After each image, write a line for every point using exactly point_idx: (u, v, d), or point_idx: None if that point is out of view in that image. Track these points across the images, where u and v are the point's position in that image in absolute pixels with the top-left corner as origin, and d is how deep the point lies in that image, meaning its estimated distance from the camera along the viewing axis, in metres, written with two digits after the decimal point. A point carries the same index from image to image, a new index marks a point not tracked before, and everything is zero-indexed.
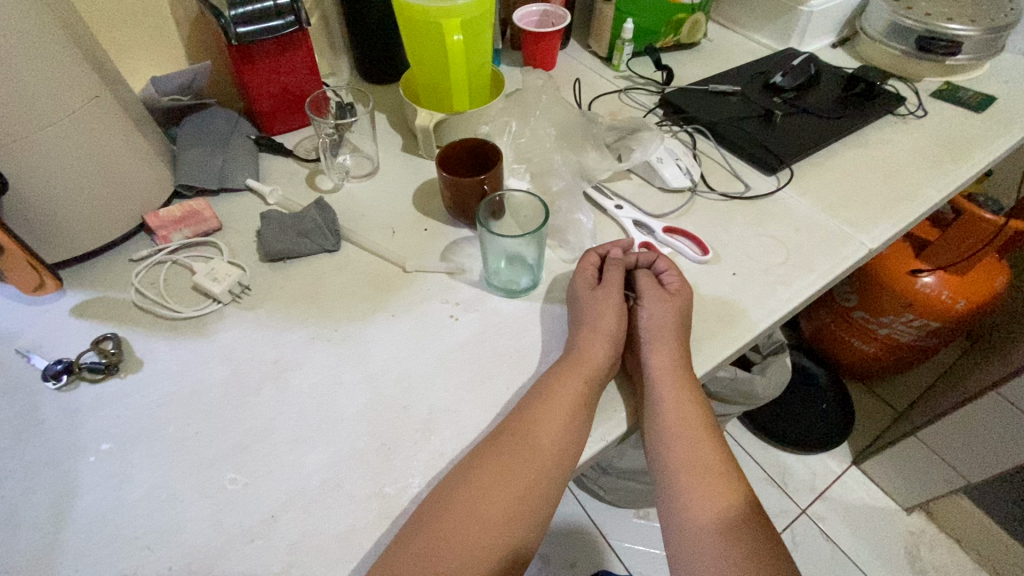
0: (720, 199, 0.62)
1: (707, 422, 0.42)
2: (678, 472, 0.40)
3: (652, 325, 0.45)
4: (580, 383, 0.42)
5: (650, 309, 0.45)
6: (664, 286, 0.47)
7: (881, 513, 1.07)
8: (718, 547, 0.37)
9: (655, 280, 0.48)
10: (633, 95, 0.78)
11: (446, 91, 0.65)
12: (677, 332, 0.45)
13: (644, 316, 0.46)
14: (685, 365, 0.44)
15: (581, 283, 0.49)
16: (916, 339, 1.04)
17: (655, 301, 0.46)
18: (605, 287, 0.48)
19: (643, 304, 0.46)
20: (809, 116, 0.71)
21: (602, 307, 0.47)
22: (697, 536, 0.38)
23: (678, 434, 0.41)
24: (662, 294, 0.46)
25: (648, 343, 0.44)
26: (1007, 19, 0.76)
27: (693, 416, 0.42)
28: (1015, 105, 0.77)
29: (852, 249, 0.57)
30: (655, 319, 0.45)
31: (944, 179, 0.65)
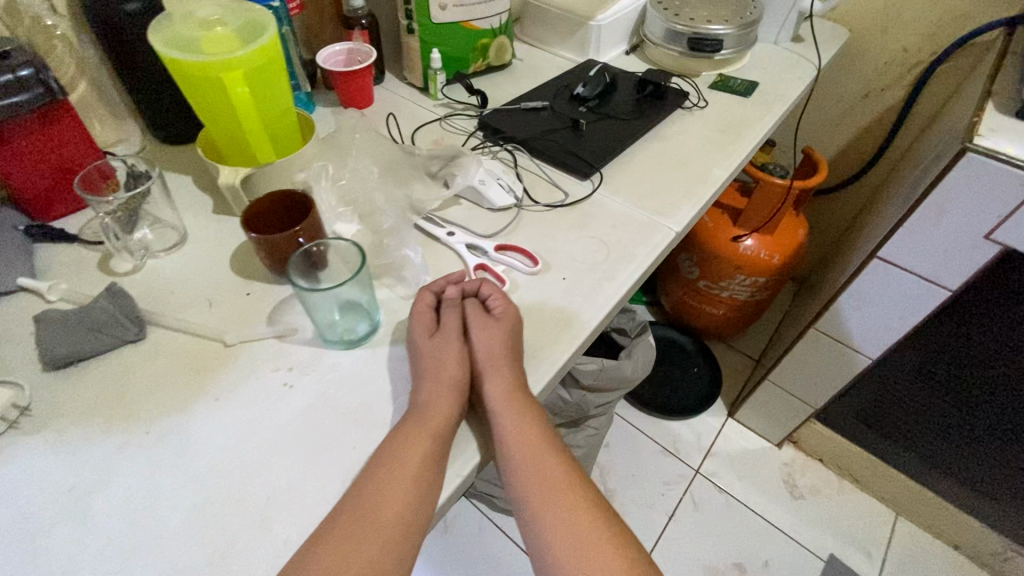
0: (545, 210, 0.66)
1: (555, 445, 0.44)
2: (534, 503, 0.41)
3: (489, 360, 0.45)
4: (432, 438, 0.41)
5: (485, 345, 0.46)
6: (497, 316, 0.48)
7: (759, 454, 1.19)
8: (577, 565, 0.39)
9: (487, 312, 0.48)
10: (454, 121, 0.80)
11: (248, 144, 0.60)
12: (512, 361, 0.46)
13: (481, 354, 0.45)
14: (524, 389, 0.45)
15: (420, 330, 0.47)
16: (752, 295, 1.19)
17: (489, 335, 0.46)
18: (440, 329, 0.47)
19: (478, 340, 0.46)
20: (612, 121, 0.78)
21: (441, 351, 0.46)
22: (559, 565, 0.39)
23: (529, 465, 0.42)
24: (495, 326, 0.47)
25: (487, 374, 0.45)
26: (752, 16, 0.90)
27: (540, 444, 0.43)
28: (774, 87, 0.90)
29: (662, 235, 0.63)
30: (492, 354, 0.45)
31: (729, 159, 0.75)
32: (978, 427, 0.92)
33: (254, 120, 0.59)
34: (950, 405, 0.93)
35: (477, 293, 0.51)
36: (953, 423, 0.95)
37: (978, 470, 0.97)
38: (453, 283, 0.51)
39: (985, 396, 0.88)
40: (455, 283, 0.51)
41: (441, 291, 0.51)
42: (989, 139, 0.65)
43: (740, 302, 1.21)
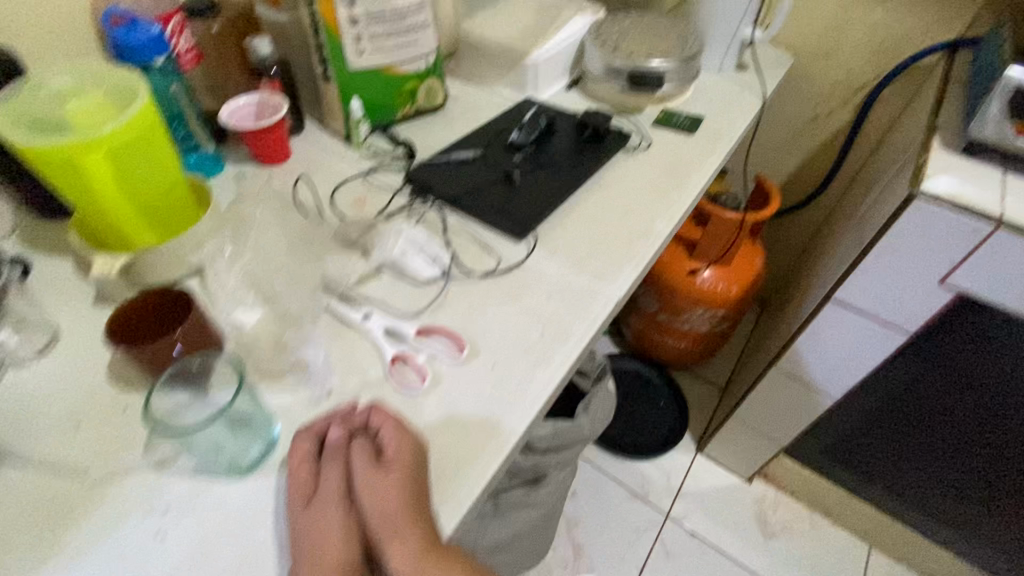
0: (476, 280, 0.59)
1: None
2: None
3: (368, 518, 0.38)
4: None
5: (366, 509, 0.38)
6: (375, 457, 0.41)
7: (730, 492, 1.15)
8: None
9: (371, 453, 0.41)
10: (378, 175, 0.73)
11: (122, 229, 0.53)
12: (411, 518, 0.39)
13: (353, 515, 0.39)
14: (429, 551, 0.38)
15: (296, 495, 0.41)
16: (712, 326, 1.16)
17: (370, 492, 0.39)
18: (323, 487, 0.41)
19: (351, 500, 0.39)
20: (548, 171, 0.74)
21: (322, 526, 0.38)
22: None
23: None
24: (372, 474, 0.40)
25: (382, 545, 0.38)
26: (693, 48, 0.87)
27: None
28: (719, 121, 0.87)
29: (601, 305, 0.58)
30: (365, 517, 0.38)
31: (673, 210, 0.71)
32: (941, 464, 0.90)
33: (130, 204, 0.52)
34: (915, 441, 0.90)
35: (367, 426, 0.43)
36: (917, 459, 0.93)
37: (944, 504, 0.95)
38: (337, 421, 0.43)
39: (949, 434, 0.85)
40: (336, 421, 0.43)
41: (327, 430, 0.44)
42: (937, 181, 0.62)
43: (701, 334, 1.18)
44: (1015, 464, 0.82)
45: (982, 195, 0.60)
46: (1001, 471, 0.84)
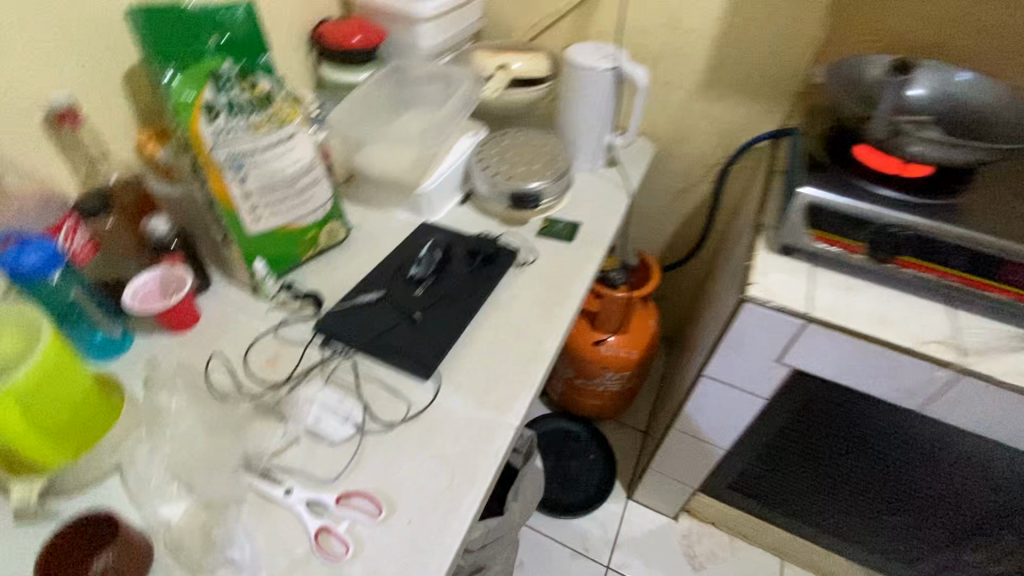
0: (388, 431, 0.66)
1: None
2: None
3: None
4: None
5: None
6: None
7: (660, 532, 1.27)
8: None
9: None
10: (289, 327, 0.78)
11: (38, 453, 0.57)
12: None
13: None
14: None
15: None
16: (621, 384, 1.30)
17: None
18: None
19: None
20: (448, 301, 0.81)
21: None
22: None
23: None
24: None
25: None
26: (564, 167, 1.03)
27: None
28: (594, 226, 1.01)
29: (502, 439, 0.66)
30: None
31: (559, 326, 0.81)
32: (824, 491, 1.05)
33: (54, 426, 0.57)
34: (800, 476, 1.04)
35: None
36: (806, 490, 1.07)
37: (835, 522, 1.10)
38: None
39: (823, 468, 1.00)
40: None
41: None
42: (757, 287, 0.77)
43: (613, 392, 1.32)
44: (875, 487, 0.97)
45: (794, 295, 0.76)
46: (866, 492, 1.00)
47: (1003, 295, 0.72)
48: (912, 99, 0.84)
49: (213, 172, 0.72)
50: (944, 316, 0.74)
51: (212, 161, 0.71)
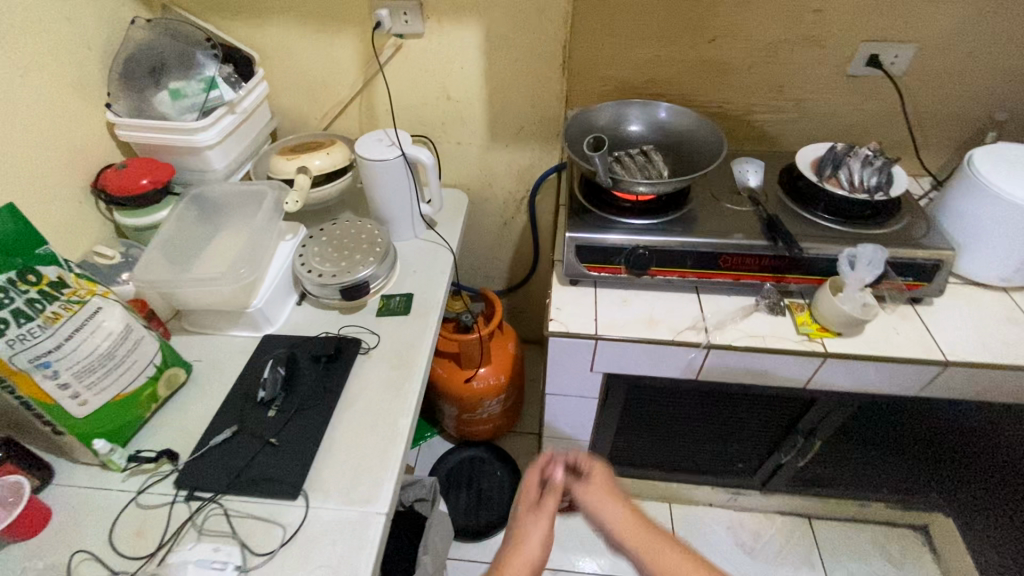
0: (269, 560, 0.73)
1: (619, 502, 0.72)
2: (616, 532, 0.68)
3: (539, 530, 0.70)
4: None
5: (541, 525, 0.70)
6: (527, 504, 0.75)
7: (571, 518, 1.44)
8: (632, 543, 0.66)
9: (524, 510, 0.74)
10: (150, 490, 0.81)
11: None
12: None
13: (533, 532, 0.70)
14: None
15: None
16: (502, 406, 1.44)
17: (536, 517, 0.72)
18: (518, 523, 0.72)
19: (521, 533, 0.71)
20: (302, 413, 0.89)
21: None
22: (675, 564, 0.62)
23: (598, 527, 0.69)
24: (523, 522, 0.72)
25: None
26: (383, 245, 1.12)
27: (600, 511, 0.71)
28: (424, 292, 1.12)
29: (374, 528, 0.75)
30: (548, 521, 0.71)
31: (408, 402, 0.91)
32: (679, 450, 1.26)
33: None
34: (656, 443, 1.25)
35: None
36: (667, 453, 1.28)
37: (698, 469, 1.32)
38: None
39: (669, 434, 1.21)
40: (545, 463, 0.78)
41: None
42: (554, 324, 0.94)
43: (498, 414, 1.45)
44: (709, 436, 1.20)
45: (583, 321, 0.94)
46: (705, 441, 1.22)
47: (725, 279, 0.95)
48: (632, 135, 1.07)
49: (19, 378, 0.74)
50: (693, 304, 0.96)
51: (16, 372, 0.73)
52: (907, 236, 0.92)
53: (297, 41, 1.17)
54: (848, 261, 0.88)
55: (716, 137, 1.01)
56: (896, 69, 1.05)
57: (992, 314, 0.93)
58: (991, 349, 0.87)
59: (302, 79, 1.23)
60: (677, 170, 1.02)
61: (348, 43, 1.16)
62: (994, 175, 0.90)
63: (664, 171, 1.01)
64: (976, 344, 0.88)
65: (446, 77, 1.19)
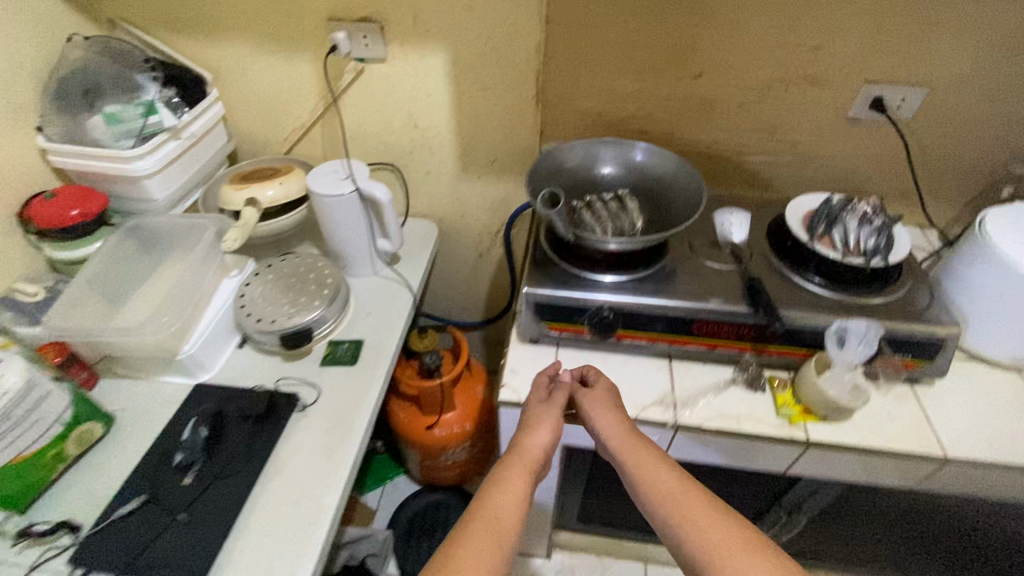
0: None
1: (621, 408, 0.76)
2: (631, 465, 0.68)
3: (539, 431, 0.75)
4: (524, 481, 0.70)
5: (552, 415, 0.76)
6: (537, 398, 0.80)
7: None
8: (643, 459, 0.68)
9: (535, 399, 0.80)
10: (42, 568, 0.73)
11: None
12: None
13: (531, 435, 0.75)
14: None
15: None
16: (469, 452, 1.34)
17: (535, 421, 0.76)
18: (530, 412, 0.78)
19: (520, 436, 0.75)
20: (221, 482, 0.81)
21: None
22: (658, 467, 0.67)
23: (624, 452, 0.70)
24: (533, 415, 0.77)
25: None
26: (333, 285, 1.04)
27: (603, 414, 0.75)
28: (376, 339, 1.03)
29: None
30: (549, 422, 0.76)
31: (339, 473, 0.83)
32: None
33: None
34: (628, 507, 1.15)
35: None
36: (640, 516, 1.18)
37: None
38: None
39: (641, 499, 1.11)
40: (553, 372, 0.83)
41: None
42: (505, 392, 0.85)
43: (464, 461, 1.36)
44: None
45: None
46: None
47: (698, 347, 0.85)
48: (607, 176, 0.98)
49: None
50: (663, 373, 0.86)
51: None
52: (907, 307, 0.82)
53: (253, 62, 1.09)
54: (838, 337, 0.78)
55: (696, 184, 0.91)
56: (902, 114, 0.95)
57: (1000, 399, 0.83)
58: (997, 444, 0.76)
59: (261, 102, 1.15)
60: (654, 218, 0.92)
61: (306, 66, 1.07)
62: (1008, 243, 0.79)
63: (639, 219, 0.92)
64: (981, 436, 0.77)
65: (412, 105, 1.11)
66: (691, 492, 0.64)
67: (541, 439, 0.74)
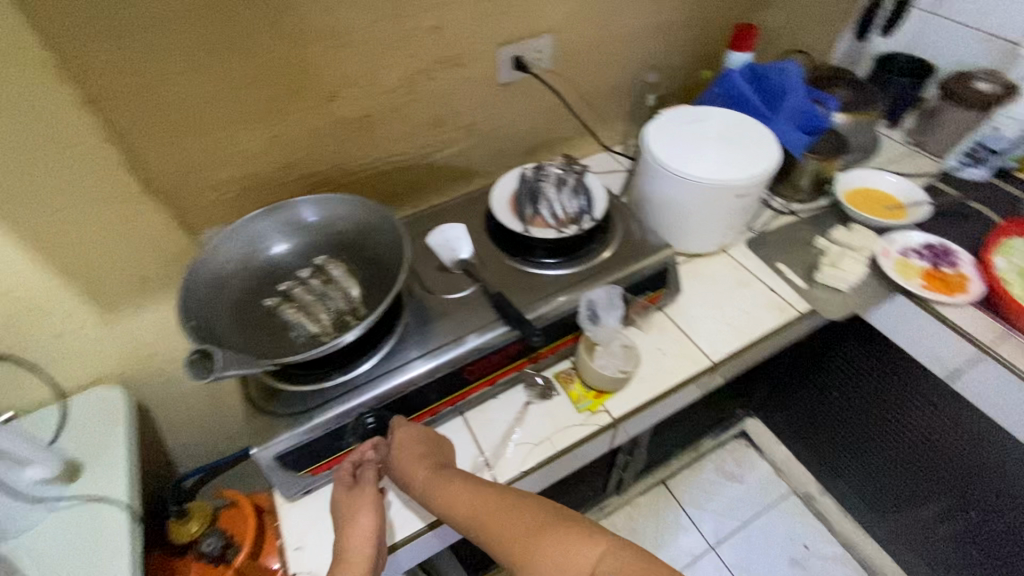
0: None
1: (423, 452, 0.67)
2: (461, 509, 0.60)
3: (361, 518, 0.62)
4: None
5: (367, 498, 0.64)
6: (345, 486, 0.66)
7: None
8: (467, 490, 0.61)
9: (343, 491, 0.66)
10: None
11: None
12: None
13: (353, 525, 0.62)
14: None
15: None
16: None
17: (354, 509, 0.63)
18: (342, 506, 0.64)
19: (343, 535, 0.61)
20: None
21: None
22: (464, 498, 0.60)
23: (445, 499, 0.62)
24: (347, 504, 0.64)
25: None
26: None
27: (406, 463, 0.65)
28: None
29: None
30: (369, 504, 0.63)
31: None
32: None
33: None
34: None
35: None
36: None
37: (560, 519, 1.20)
38: None
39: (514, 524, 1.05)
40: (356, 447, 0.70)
41: None
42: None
43: None
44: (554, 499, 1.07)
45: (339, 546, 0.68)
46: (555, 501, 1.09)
47: (480, 389, 0.76)
48: (286, 253, 0.79)
49: None
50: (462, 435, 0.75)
51: None
52: (630, 248, 0.84)
53: None
54: (589, 315, 0.77)
55: (384, 216, 0.78)
56: (543, 65, 0.94)
57: (726, 282, 0.92)
58: (738, 329, 0.85)
59: None
60: (363, 270, 0.76)
61: None
62: (671, 156, 0.84)
63: (349, 281, 0.75)
64: (727, 329, 0.85)
65: None
66: (504, 505, 0.58)
67: (363, 528, 0.61)
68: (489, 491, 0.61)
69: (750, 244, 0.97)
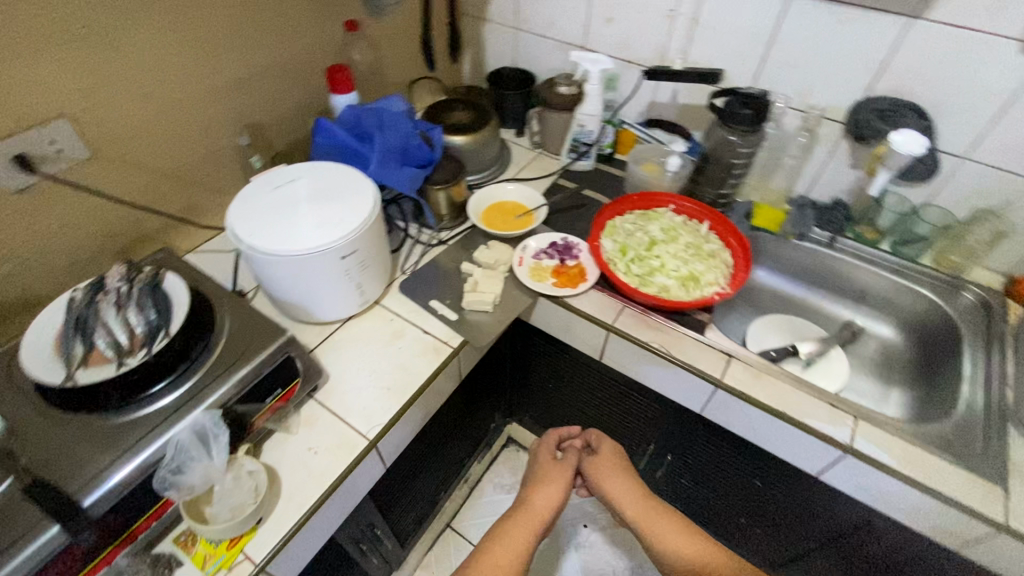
0: None
1: (625, 469, 0.93)
2: (658, 530, 0.83)
3: (550, 486, 0.90)
4: (529, 527, 0.83)
5: (562, 473, 0.93)
6: (550, 452, 0.98)
7: None
8: (670, 524, 0.83)
9: (547, 455, 0.97)
10: None
11: None
12: None
13: (549, 482, 0.91)
14: None
15: None
16: None
17: (552, 470, 0.93)
18: (547, 467, 0.95)
19: (538, 486, 0.91)
20: None
21: None
22: (668, 528, 0.83)
23: (653, 514, 0.86)
24: (552, 465, 0.95)
25: None
26: None
27: (609, 480, 0.91)
28: None
29: None
30: (559, 476, 0.92)
31: None
32: None
33: None
34: None
35: None
36: None
37: None
38: None
39: None
40: (565, 432, 1.01)
41: None
42: None
43: None
44: None
45: None
46: None
47: None
48: None
49: None
50: None
51: None
52: (235, 350, 0.71)
53: None
54: (173, 471, 0.61)
55: None
56: (72, 155, 0.73)
57: (377, 343, 0.85)
58: (394, 389, 0.79)
59: None
60: None
61: None
62: (259, 235, 0.73)
63: None
64: (382, 393, 0.79)
65: None
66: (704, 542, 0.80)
67: (550, 488, 0.90)
68: (686, 532, 0.81)
69: (401, 288, 0.93)
